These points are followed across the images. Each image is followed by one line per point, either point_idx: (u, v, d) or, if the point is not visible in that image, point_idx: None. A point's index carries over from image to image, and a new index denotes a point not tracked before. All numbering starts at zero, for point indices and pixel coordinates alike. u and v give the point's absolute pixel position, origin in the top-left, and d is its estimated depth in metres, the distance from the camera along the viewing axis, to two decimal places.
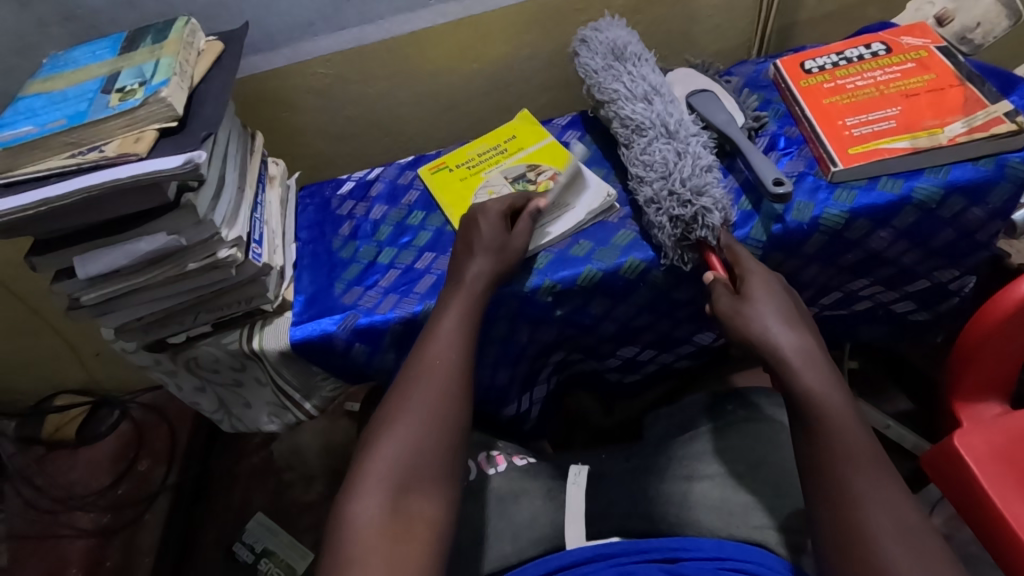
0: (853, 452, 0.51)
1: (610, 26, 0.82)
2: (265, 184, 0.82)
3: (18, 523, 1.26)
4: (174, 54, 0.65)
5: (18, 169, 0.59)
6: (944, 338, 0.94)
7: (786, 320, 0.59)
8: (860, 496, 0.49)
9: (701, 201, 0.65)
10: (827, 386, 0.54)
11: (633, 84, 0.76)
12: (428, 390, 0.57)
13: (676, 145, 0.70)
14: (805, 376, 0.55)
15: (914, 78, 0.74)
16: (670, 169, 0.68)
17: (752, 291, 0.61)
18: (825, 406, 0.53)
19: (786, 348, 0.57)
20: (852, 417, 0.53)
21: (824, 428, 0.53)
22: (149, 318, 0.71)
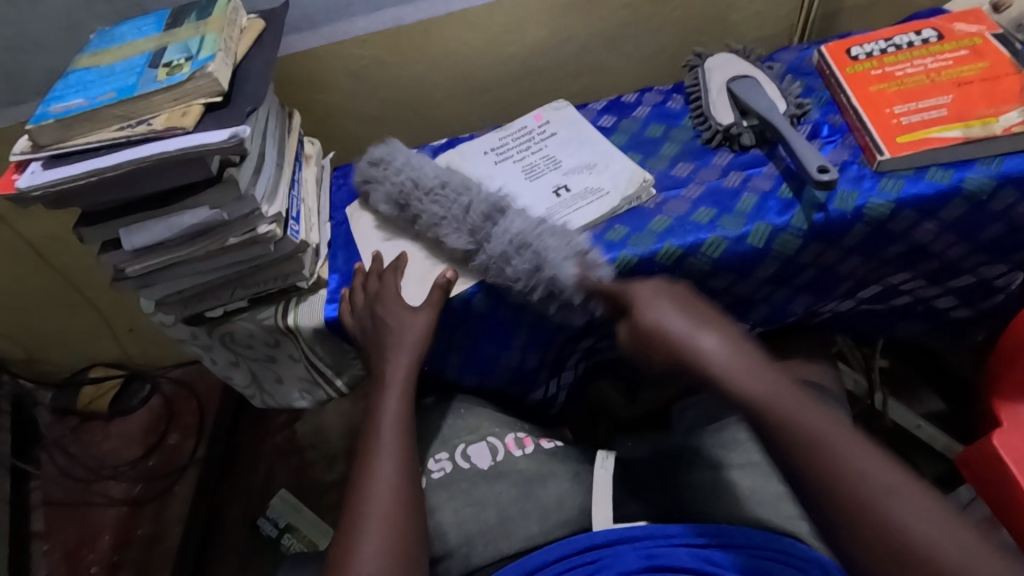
0: (815, 431, 0.50)
1: (389, 151, 0.79)
2: (302, 163, 0.82)
3: (54, 490, 1.30)
4: (219, 30, 0.66)
5: (70, 141, 0.60)
6: (984, 337, 0.91)
7: (690, 326, 0.58)
8: (854, 478, 0.47)
9: (542, 277, 0.66)
10: (761, 383, 0.53)
11: (430, 200, 0.74)
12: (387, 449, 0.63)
13: (482, 238, 0.69)
14: (737, 377, 0.54)
15: (966, 66, 0.71)
16: (524, 240, 0.67)
17: (652, 311, 0.60)
18: (773, 408, 0.52)
19: (709, 360, 0.55)
20: (796, 393, 0.53)
21: (782, 424, 0.51)
22: (188, 292, 0.73)
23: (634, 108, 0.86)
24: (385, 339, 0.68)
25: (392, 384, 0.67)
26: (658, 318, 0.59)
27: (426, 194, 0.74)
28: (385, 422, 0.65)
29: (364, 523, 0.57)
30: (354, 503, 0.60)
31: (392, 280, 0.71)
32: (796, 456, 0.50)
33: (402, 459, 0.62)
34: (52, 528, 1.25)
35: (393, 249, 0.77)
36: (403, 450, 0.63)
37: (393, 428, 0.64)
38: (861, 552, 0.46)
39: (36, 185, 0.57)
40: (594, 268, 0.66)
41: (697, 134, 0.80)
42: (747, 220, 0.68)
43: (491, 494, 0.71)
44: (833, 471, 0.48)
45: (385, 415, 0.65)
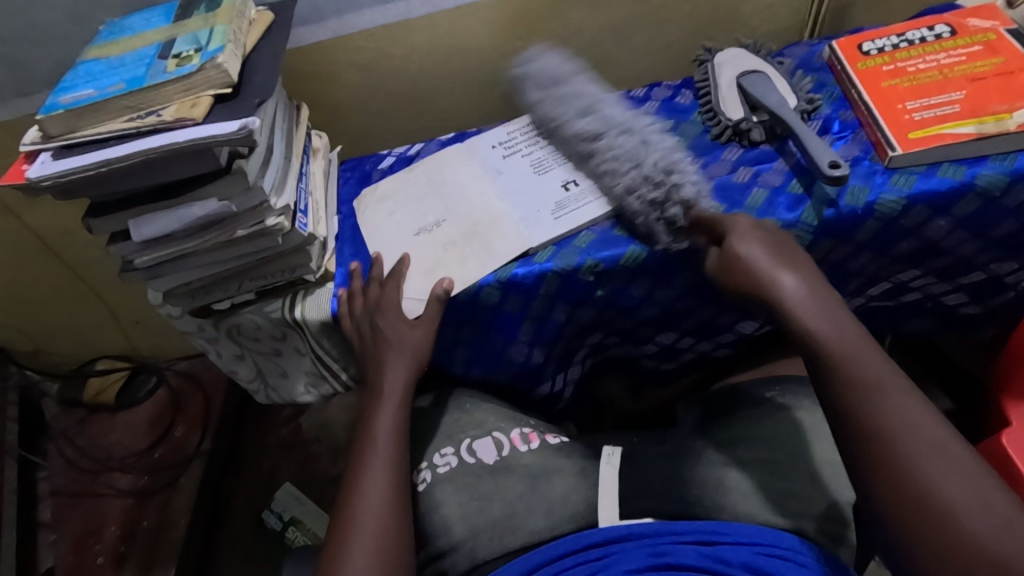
0: (881, 385, 0.51)
1: (541, 54, 0.82)
2: (309, 156, 0.82)
3: (61, 480, 1.31)
4: (228, 22, 0.65)
5: (79, 131, 0.60)
6: (994, 336, 0.91)
7: (789, 265, 0.60)
8: (894, 426, 0.49)
9: (670, 182, 0.67)
10: (843, 331, 0.55)
11: (575, 99, 0.76)
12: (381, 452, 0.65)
13: (638, 135, 0.72)
14: (813, 322, 0.56)
15: (980, 61, 0.70)
16: (653, 170, 0.68)
17: (740, 241, 0.61)
18: (846, 351, 0.53)
19: (789, 295, 0.58)
20: (870, 351, 0.53)
21: (843, 367, 0.53)
22: (196, 283, 0.73)
23: (642, 102, 0.86)
24: (382, 351, 0.69)
25: (388, 395, 0.68)
26: (748, 249, 0.60)
27: (559, 93, 0.78)
28: (380, 432, 0.66)
29: (353, 530, 0.59)
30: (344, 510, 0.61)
31: (390, 289, 0.71)
32: (848, 407, 0.51)
33: (394, 468, 0.64)
34: (58, 519, 1.26)
35: (398, 244, 0.76)
36: (396, 460, 0.65)
37: (388, 438, 0.66)
38: (888, 495, 0.47)
39: (46, 175, 0.57)
40: (699, 203, 0.67)
41: (706, 129, 0.80)
42: (757, 215, 0.68)
43: (497, 488, 0.71)
44: (876, 427, 0.49)
45: (381, 425, 0.66)
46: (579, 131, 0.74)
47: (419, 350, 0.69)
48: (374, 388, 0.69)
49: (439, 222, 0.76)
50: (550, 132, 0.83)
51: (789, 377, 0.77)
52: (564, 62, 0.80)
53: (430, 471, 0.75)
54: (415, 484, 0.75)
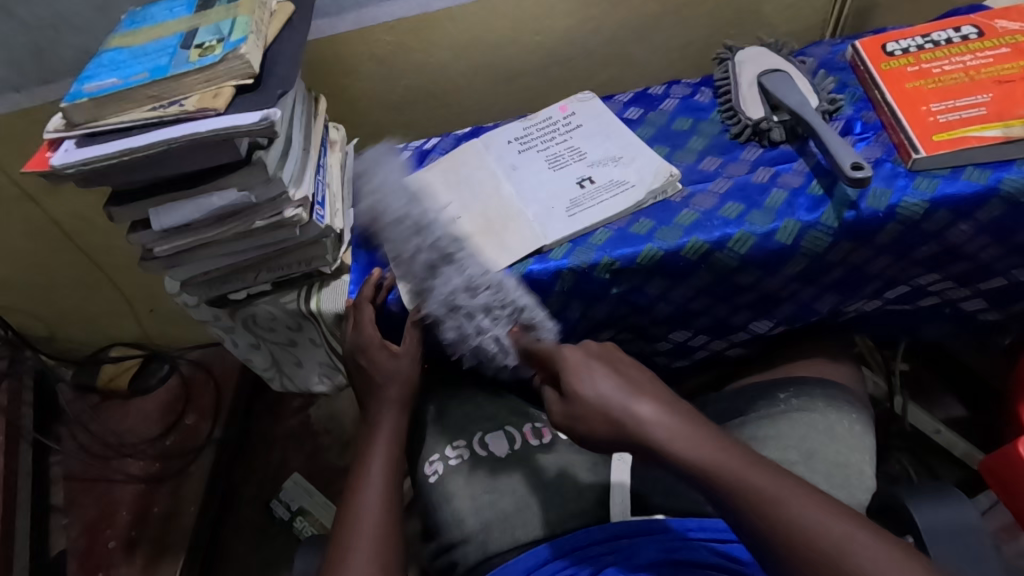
0: (766, 497, 0.49)
1: (382, 161, 0.86)
2: (326, 148, 0.83)
3: (74, 465, 1.33)
4: (250, 12, 0.65)
5: (103, 120, 0.60)
6: (1011, 342, 0.90)
7: (626, 391, 0.57)
8: (788, 518, 0.47)
9: (469, 345, 0.73)
10: (713, 450, 0.52)
11: (413, 217, 0.76)
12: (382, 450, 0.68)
13: (475, 286, 0.70)
14: (688, 447, 0.53)
15: (1007, 64, 0.69)
16: (452, 303, 0.70)
17: (579, 381, 0.59)
18: (719, 466, 0.51)
19: (640, 424, 0.55)
20: (731, 452, 0.52)
21: (728, 491, 0.50)
22: (214, 273, 0.73)
23: (661, 100, 0.85)
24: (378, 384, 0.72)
25: (383, 423, 0.71)
26: (594, 389, 0.57)
27: (389, 220, 0.77)
28: (377, 450, 0.68)
29: (361, 525, 0.61)
30: (345, 519, 0.63)
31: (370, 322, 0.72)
32: (749, 519, 0.49)
33: (391, 480, 0.66)
34: (72, 502, 1.28)
35: None
36: (392, 478, 0.67)
37: (383, 461, 0.67)
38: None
39: (70, 163, 0.58)
40: (530, 331, 0.71)
41: (725, 128, 0.79)
42: (776, 216, 0.67)
43: (508, 483, 0.71)
44: (785, 531, 0.47)
45: (376, 448, 0.68)
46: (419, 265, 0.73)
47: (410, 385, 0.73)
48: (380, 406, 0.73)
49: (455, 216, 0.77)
50: (566, 128, 0.83)
51: (799, 380, 0.76)
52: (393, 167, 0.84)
53: (442, 463, 0.75)
54: (427, 475, 0.75)
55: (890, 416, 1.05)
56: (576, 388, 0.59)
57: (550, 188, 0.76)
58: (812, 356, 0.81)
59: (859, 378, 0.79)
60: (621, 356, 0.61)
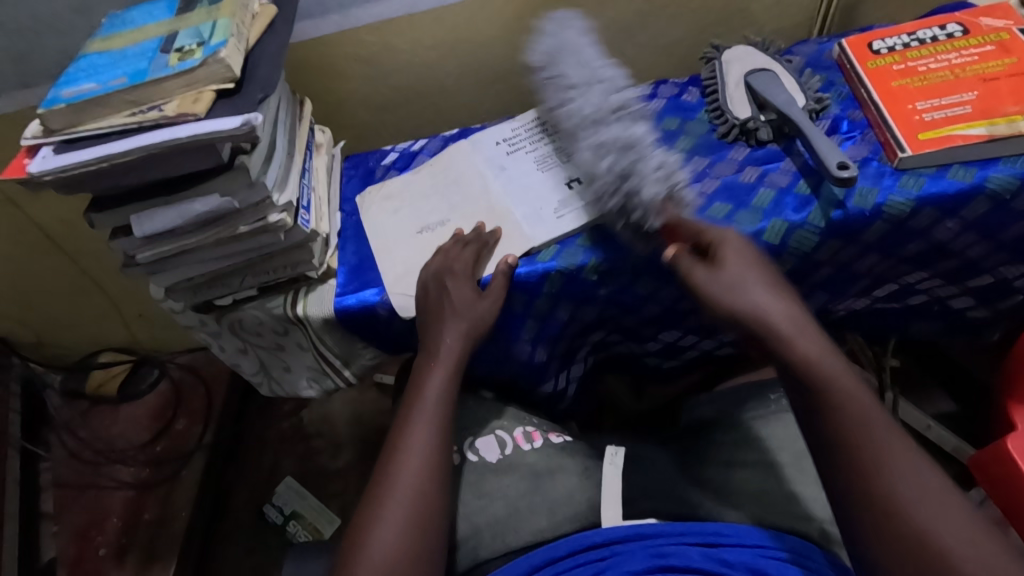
0: (870, 456, 0.49)
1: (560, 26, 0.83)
2: (312, 151, 0.82)
3: (63, 472, 1.32)
4: (231, 15, 0.65)
5: (81, 126, 0.60)
6: (1000, 337, 0.90)
7: (768, 287, 0.58)
8: (885, 458, 0.49)
9: (627, 183, 0.65)
10: (823, 353, 0.54)
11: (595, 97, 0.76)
12: (426, 410, 0.63)
13: (628, 157, 0.66)
14: (823, 357, 0.54)
15: (993, 61, 0.70)
16: (628, 172, 0.66)
17: (716, 270, 0.60)
18: (830, 376, 0.53)
19: (777, 317, 0.56)
20: (846, 373, 0.53)
21: (830, 412, 0.52)
22: (199, 278, 0.72)
23: (648, 100, 0.85)
24: (444, 315, 0.67)
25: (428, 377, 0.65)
26: (726, 278, 0.59)
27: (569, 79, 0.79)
28: (428, 398, 0.64)
29: (388, 500, 0.58)
30: (383, 471, 0.61)
31: (464, 257, 0.69)
32: (838, 465, 0.51)
33: (436, 435, 0.62)
34: (62, 509, 1.27)
35: (401, 243, 0.76)
36: (442, 434, 0.62)
37: (433, 411, 0.63)
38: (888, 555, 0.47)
39: (48, 170, 0.57)
40: (678, 206, 0.66)
41: (713, 128, 0.79)
42: (763, 216, 0.67)
43: (499, 488, 0.70)
44: (883, 492, 0.48)
45: (426, 397, 0.64)
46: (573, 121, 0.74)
47: (473, 334, 0.67)
48: (429, 353, 0.67)
49: (443, 221, 0.77)
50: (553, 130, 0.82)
51: None
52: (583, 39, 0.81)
53: None
54: None
55: None
56: (716, 269, 0.60)
57: (537, 190, 0.76)
58: None
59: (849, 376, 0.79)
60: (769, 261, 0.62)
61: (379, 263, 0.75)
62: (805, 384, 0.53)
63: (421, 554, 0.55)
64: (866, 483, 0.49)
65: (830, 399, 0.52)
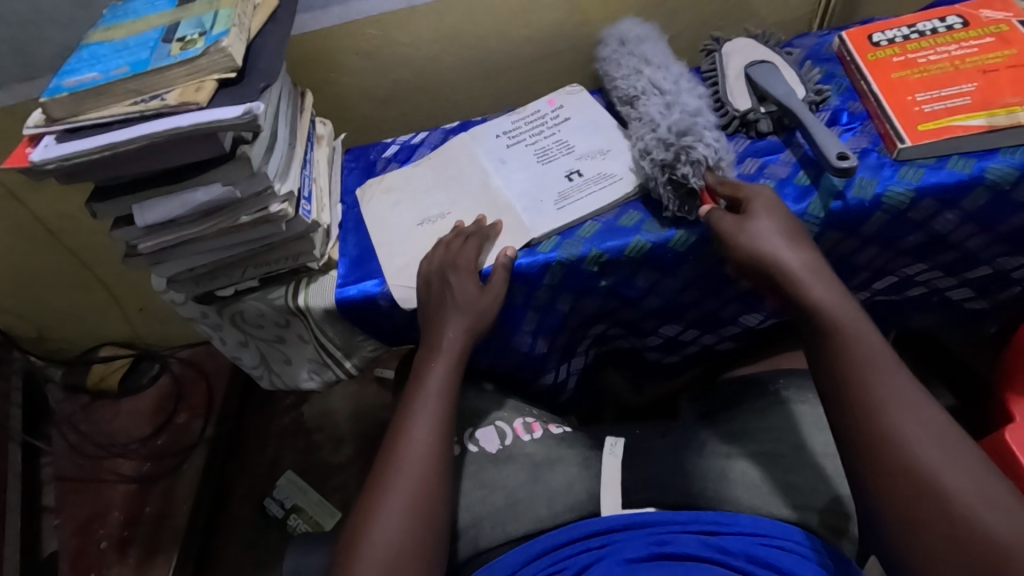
0: (873, 395, 0.51)
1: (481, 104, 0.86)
2: (313, 143, 0.82)
3: (65, 466, 1.32)
4: (232, 6, 0.65)
5: (82, 115, 0.60)
6: (998, 331, 0.90)
7: (788, 237, 0.60)
8: (884, 402, 0.50)
9: (680, 148, 0.67)
10: (834, 295, 0.56)
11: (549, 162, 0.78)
12: (428, 401, 0.63)
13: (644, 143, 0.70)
14: (832, 296, 0.56)
15: (993, 53, 0.70)
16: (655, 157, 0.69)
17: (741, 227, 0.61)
18: (838, 315, 0.55)
19: (788, 260, 0.59)
20: (859, 314, 0.55)
21: (833, 338, 0.55)
22: (200, 269, 0.73)
23: None
24: (447, 311, 0.67)
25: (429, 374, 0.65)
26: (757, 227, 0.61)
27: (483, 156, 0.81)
28: (430, 390, 0.64)
29: (389, 491, 0.58)
30: (385, 462, 0.61)
31: (468, 250, 0.69)
32: (845, 403, 0.52)
33: (438, 428, 0.62)
34: (63, 503, 1.27)
35: (401, 234, 0.77)
36: (444, 427, 0.63)
37: (435, 402, 0.64)
38: (882, 487, 0.48)
39: (50, 158, 0.57)
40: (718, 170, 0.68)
41: (713, 120, 0.79)
42: None
43: (499, 478, 0.71)
44: (884, 425, 0.50)
45: (428, 389, 0.64)
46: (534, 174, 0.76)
47: (472, 334, 0.67)
48: (430, 345, 0.67)
49: (443, 213, 0.77)
50: (552, 123, 0.83)
51: (787, 372, 0.76)
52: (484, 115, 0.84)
53: None
54: None
55: None
56: (746, 218, 0.62)
57: (538, 183, 0.76)
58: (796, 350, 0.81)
59: None
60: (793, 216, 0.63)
61: (380, 255, 0.75)
62: (810, 317, 0.56)
63: (423, 544, 0.56)
64: (866, 426, 0.50)
65: (838, 341, 0.54)
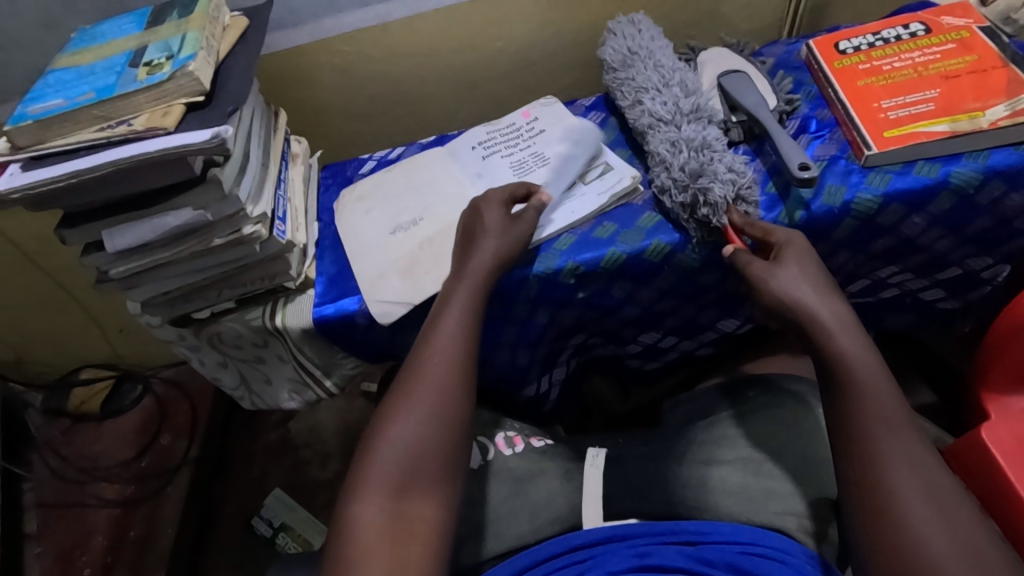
0: (880, 457, 0.50)
1: (627, 28, 0.84)
2: (288, 161, 0.82)
3: (46, 492, 1.30)
4: (200, 28, 0.65)
5: (49, 142, 0.59)
6: (972, 329, 0.92)
7: (817, 287, 0.59)
8: (892, 467, 0.49)
9: (699, 182, 0.66)
10: (861, 352, 0.55)
11: (667, 103, 0.75)
12: (432, 382, 0.57)
13: (702, 159, 0.68)
14: (865, 361, 0.54)
15: (954, 59, 0.71)
16: (698, 173, 0.67)
17: (772, 271, 0.60)
18: (856, 370, 0.54)
19: (822, 312, 0.57)
20: (883, 376, 0.54)
21: (855, 393, 0.53)
22: (175, 292, 0.72)
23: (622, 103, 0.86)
24: (480, 242, 0.66)
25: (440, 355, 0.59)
26: (784, 274, 0.59)
27: (646, 58, 0.80)
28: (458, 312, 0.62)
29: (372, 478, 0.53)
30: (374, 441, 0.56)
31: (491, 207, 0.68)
32: (852, 462, 0.51)
33: (439, 412, 0.56)
34: (45, 530, 1.25)
35: (375, 243, 0.77)
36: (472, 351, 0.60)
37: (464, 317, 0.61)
38: (875, 548, 0.48)
39: (15, 187, 0.56)
40: (740, 208, 0.67)
41: None
42: None
43: (481, 494, 0.70)
44: (884, 492, 0.48)
45: (465, 295, 0.63)
46: (649, 111, 0.75)
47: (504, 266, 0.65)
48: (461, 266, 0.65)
49: (416, 221, 0.77)
50: (526, 134, 0.83)
51: (767, 377, 0.76)
52: (639, 39, 0.82)
53: None
54: None
55: None
56: (771, 265, 0.61)
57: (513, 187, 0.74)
58: (774, 355, 0.82)
59: None
60: (825, 269, 0.61)
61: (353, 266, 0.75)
62: (829, 371, 0.55)
63: (443, 452, 0.55)
64: (872, 487, 0.49)
65: (859, 402, 0.53)
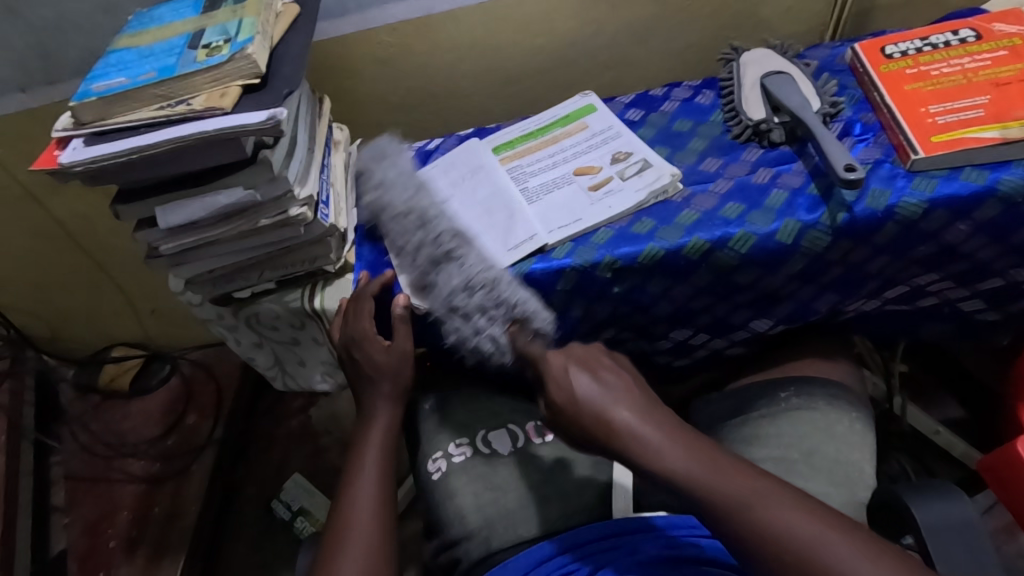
0: (750, 497, 0.48)
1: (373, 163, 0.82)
2: (331, 148, 0.83)
3: (75, 465, 1.33)
4: (256, 14, 0.66)
5: (109, 119, 0.61)
6: (1010, 342, 0.90)
7: (610, 390, 0.57)
8: (791, 536, 0.45)
9: (477, 333, 0.70)
10: (666, 441, 0.52)
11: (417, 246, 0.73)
12: (355, 520, 0.60)
13: (481, 299, 0.69)
14: (659, 456, 0.52)
15: (1005, 66, 0.70)
16: (452, 304, 0.70)
17: (574, 377, 0.59)
18: (690, 480, 0.50)
19: (615, 419, 0.55)
20: (692, 451, 0.52)
21: (695, 492, 0.49)
22: (219, 271, 0.73)
23: (662, 102, 0.87)
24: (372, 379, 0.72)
25: (355, 492, 0.63)
26: (581, 385, 0.58)
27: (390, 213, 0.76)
28: (365, 466, 0.66)
29: None
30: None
31: (363, 319, 0.71)
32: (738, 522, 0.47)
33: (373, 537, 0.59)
34: (72, 503, 1.28)
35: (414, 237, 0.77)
36: (383, 479, 0.65)
37: (372, 465, 0.66)
38: None
39: (78, 161, 0.58)
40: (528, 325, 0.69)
41: (727, 129, 0.80)
42: (776, 215, 0.68)
43: (511, 481, 0.71)
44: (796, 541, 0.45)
45: (370, 438, 0.69)
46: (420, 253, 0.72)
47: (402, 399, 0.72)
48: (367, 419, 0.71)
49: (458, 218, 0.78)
50: (565, 132, 0.84)
51: (799, 379, 0.76)
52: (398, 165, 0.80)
53: (445, 460, 0.75)
54: (429, 472, 0.75)
55: (890, 416, 1.05)
56: (572, 380, 0.59)
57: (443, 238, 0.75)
58: (807, 357, 0.81)
59: (859, 377, 0.79)
60: (620, 369, 0.60)
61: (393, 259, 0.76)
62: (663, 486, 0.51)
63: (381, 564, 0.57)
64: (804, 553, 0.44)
65: (694, 490, 0.49)
